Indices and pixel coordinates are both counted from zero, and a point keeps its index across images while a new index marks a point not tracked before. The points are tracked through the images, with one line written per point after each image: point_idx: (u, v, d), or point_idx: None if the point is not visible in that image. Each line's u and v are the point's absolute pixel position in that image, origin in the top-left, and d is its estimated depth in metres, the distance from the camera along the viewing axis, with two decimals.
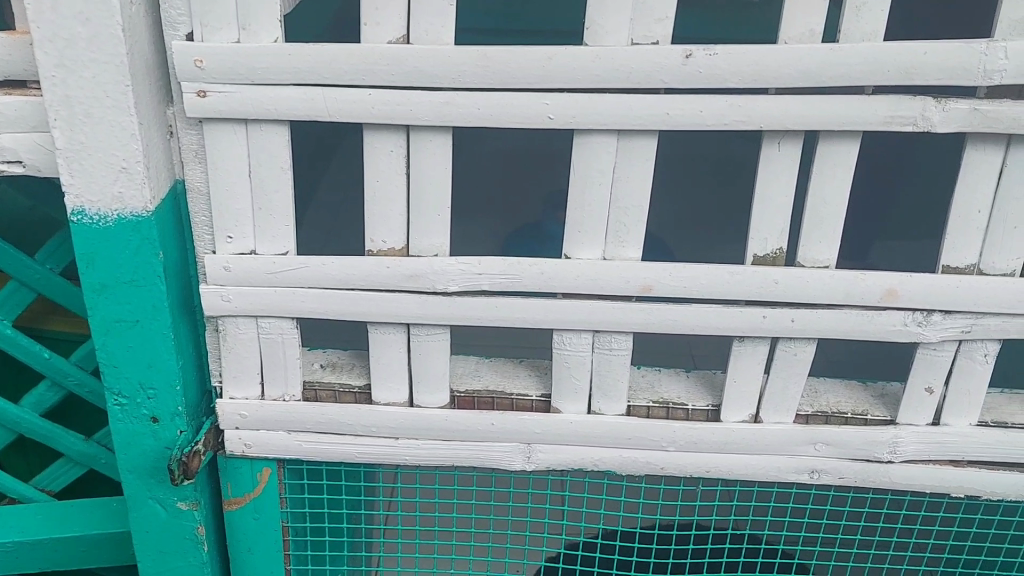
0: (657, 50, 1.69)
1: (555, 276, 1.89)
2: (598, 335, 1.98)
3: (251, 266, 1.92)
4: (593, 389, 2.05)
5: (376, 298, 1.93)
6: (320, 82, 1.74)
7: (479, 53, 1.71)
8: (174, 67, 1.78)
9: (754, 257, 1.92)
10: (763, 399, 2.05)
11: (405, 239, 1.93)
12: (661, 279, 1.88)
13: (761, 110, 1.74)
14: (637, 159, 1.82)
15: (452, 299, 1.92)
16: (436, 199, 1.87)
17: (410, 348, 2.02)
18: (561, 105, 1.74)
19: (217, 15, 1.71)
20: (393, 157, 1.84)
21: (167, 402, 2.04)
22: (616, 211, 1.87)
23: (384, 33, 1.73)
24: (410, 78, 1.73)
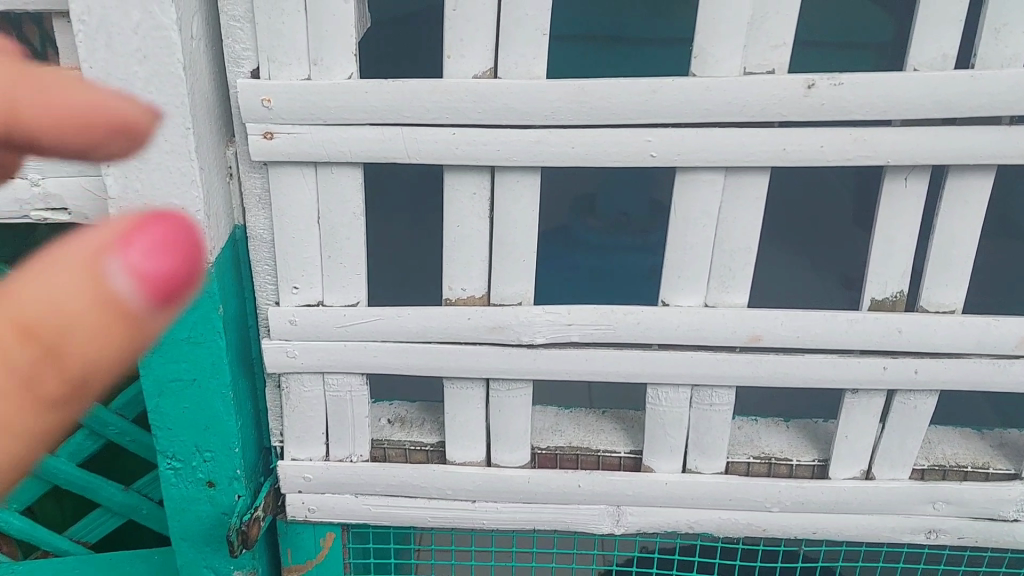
0: (775, 81, 1.52)
1: (653, 326, 1.72)
2: (698, 390, 1.81)
3: (319, 319, 1.75)
4: (689, 444, 1.88)
5: (455, 353, 1.76)
6: (399, 120, 1.57)
7: (575, 87, 1.53)
8: (238, 105, 1.62)
9: (871, 302, 1.75)
10: (876, 454, 1.88)
11: (486, 288, 1.76)
12: (770, 328, 1.71)
13: (888, 144, 1.57)
14: (746, 198, 1.64)
15: (538, 352, 1.75)
16: (522, 244, 1.70)
17: (489, 405, 1.85)
18: (665, 140, 1.57)
19: (285, 49, 1.55)
20: (475, 200, 1.67)
21: (225, 466, 1.88)
22: (721, 255, 1.69)
23: (469, 66, 1.57)
24: (498, 115, 1.56)
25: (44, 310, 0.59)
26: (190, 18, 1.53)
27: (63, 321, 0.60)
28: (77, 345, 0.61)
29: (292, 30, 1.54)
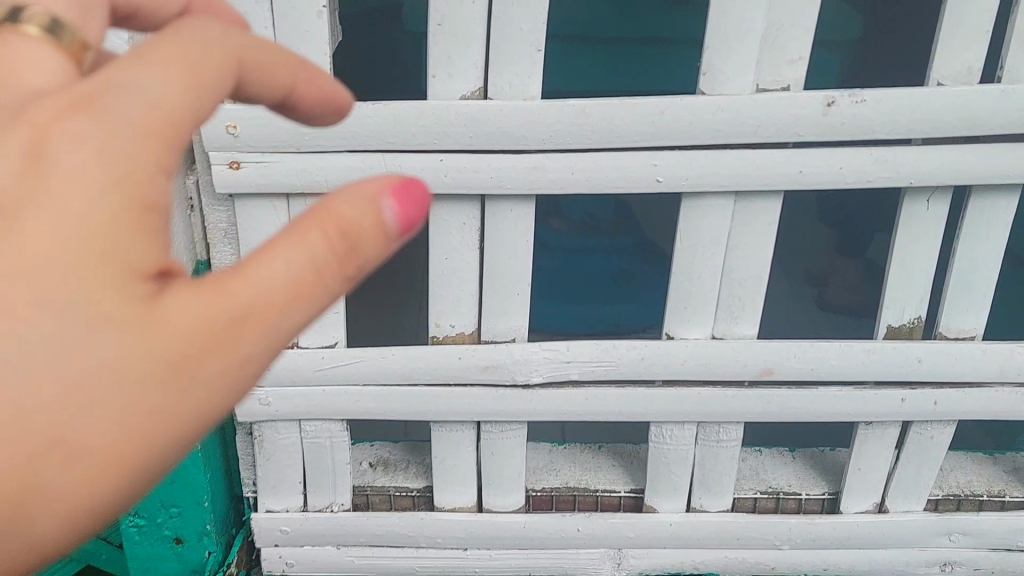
0: (793, 99, 1.39)
1: (658, 362, 1.60)
2: (703, 426, 1.70)
3: (295, 363, 1.59)
4: (693, 482, 1.76)
5: (445, 395, 1.62)
6: (381, 147, 1.42)
7: (575, 108, 1.39)
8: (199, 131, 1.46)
9: (888, 329, 1.64)
10: (890, 486, 1.77)
11: (476, 324, 1.62)
12: (783, 361, 1.60)
13: (911, 165, 1.46)
14: (757, 224, 1.52)
15: (534, 392, 1.62)
16: (516, 277, 1.56)
17: (480, 447, 1.72)
18: (673, 165, 1.44)
19: None
20: (465, 231, 1.53)
21: (194, 521, 1.73)
22: (730, 284, 1.57)
23: (456, 86, 1.42)
24: (491, 140, 1.42)
25: (347, 228, 0.69)
26: None
27: (353, 239, 0.69)
28: (360, 263, 0.70)
29: None
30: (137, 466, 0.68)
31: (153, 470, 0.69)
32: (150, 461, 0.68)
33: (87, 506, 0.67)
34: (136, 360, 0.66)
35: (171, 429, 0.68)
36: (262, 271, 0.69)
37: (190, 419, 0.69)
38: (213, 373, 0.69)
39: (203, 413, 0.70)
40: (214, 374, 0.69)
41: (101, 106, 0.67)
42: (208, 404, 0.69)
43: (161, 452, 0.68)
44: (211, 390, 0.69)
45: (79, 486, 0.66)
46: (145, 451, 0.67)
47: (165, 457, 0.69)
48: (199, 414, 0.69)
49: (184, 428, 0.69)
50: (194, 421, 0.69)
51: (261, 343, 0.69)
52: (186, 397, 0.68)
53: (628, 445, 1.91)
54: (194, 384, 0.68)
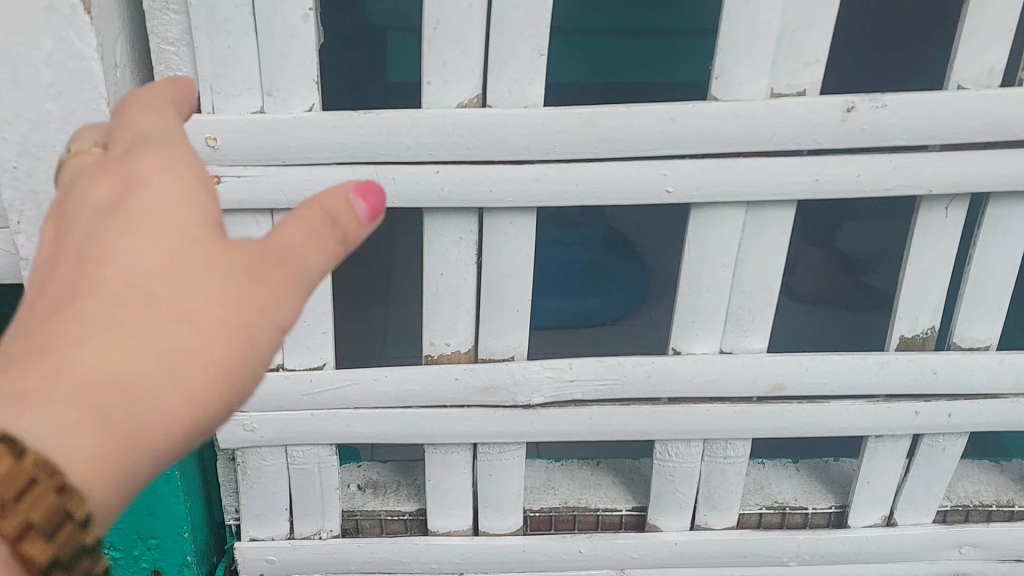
0: (810, 105, 1.31)
1: (665, 379, 1.52)
2: (710, 443, 1.63)
3: (281, 386, 1.50)
4: (697, 499, 1.70)
5: (441, 417, 1.54)
6: (373, 159, 1.33)
7: (581, 116, 1.31)
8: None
9: (900, 339, 1.58)
10: (898, 500, 1.72)
11: (472, 342, 1.53)
12: (794, 375, 1.53)
13: (932, 173, 1.38)
14: (769, 234, 1.45)
15: (535, 413, 1.54)
16: (516, 293, 1.48)
17: (476, 469, 1.64)
18: (684, 175, 1.36)
19: (231, 77, 1.28)
20: (461, 246, 1.44)
21: (174, 553, 1.63)
22: (739, 297, 1.50)
23: (453, 93, 1.32)
24: (491, 150, 1.33)
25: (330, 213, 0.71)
26: (114, 44, 1.25)
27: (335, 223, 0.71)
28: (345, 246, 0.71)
29: (240, 55, 1.27)
30: (220, 371, 0.69)
31: (234, 381, 0.69)
32: (230, 369, 0.69)
33: (175, 404, 0.67)
34: (216, 274, 0.70)
35: (248, 338, 0.70)
36: (283, 229, 0.71)
37: (265, 328, 0.70)
38: (278, 290, 0.70)
39: (274, 329, 0.71)
40: (279, 293, 0.70)
41: (161, 117, 0.78)
42: (280, 315, 0.71)
43: (242, 358, 0.69)
44: (280, 305, 0.70)
45: (165, 378, 0.67)
46: (225, 354, 0.69)
47: (244, 371, 0.70)
48: (273, 323, 0.70)
49: (259, 342, 0.70)
50: (269, 332, 0.70)
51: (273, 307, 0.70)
52: (261, 305, 0.70)
53: (627, 460, 1.85)
54: (264, 300, 0.70)
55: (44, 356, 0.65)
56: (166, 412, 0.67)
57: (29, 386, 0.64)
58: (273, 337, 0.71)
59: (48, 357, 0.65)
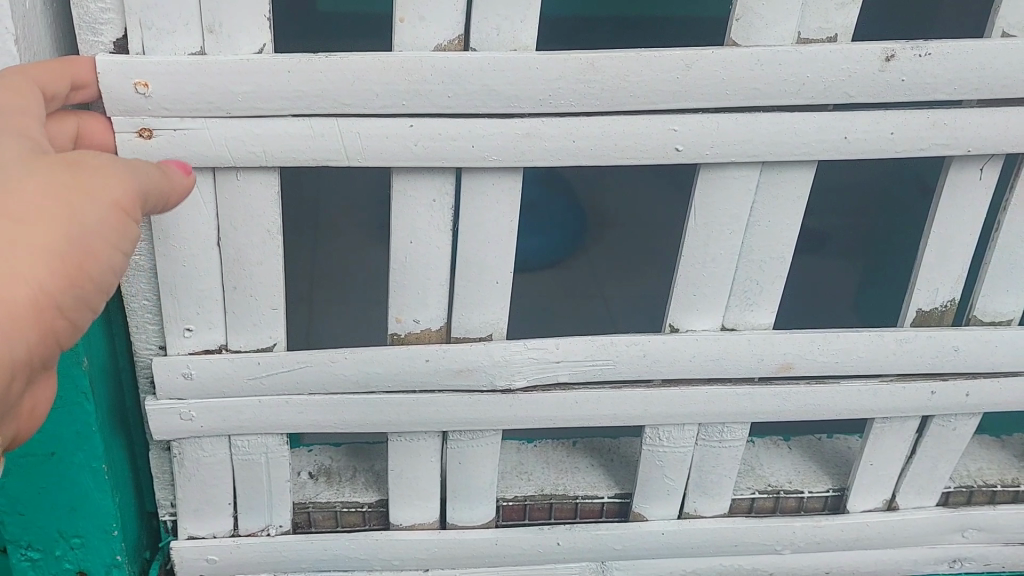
0: (847, 53, 1.13)
1: (662, 360, 1.36)
2: (705, 428, 1.48)
3: (222, 371, 1.30)
4: (687, 486, 1.56)
5: (408, 404, 1.35)
6: (335, 110, 1.12)
7: (581, 61, 1.11)
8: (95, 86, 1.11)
9: (916, 313, 1.44)
10: (902, 482, 1.63)
11: (445, 318, 1.35)
12: (805, 354, 1.38)
13: (973, 132, 1.22)
14: (785, 199, 1.28)
15: (515, 398, 1.36)
16: (496, 262, 1.30)
17: (445, 458, 1.47)
18: (696, 131, 1.17)
19: (164, 9, 1.06)
20: (434, 210, 1.25)
21: (102, 551, 1.43)
22: (747, 269, 1.34)
23: (430, 33, 1.12)
24: (473, 101, 1.13)
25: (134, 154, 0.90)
26: None
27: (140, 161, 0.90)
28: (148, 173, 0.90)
29: None
30: (65, 244, 0.79)
31: (80, 255, 0.80)
32: (73, 241, 0.80)
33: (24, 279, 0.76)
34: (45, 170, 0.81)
35: (84, 213, 0.81)
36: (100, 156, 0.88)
37: (100, 204, 0.82)
38: (102, 177, 0.83)
39: (104, 204, 0.82)
40: (97, 181, 0.83)
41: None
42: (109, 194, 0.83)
43: (81, 232, 0.80)
44: (101, 189, 0.82)
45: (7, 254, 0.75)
46: (65, 229, 0.79)
47: (86, 246, 0.81)
48: (105, 201, 0.82)
49: (89, 219, 0.81)
50: (104, 207, 0.82)
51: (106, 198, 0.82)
52: (92, 185, 0.82)
53: (605, 438, 1.70)
54: (85, 187, 0.82)
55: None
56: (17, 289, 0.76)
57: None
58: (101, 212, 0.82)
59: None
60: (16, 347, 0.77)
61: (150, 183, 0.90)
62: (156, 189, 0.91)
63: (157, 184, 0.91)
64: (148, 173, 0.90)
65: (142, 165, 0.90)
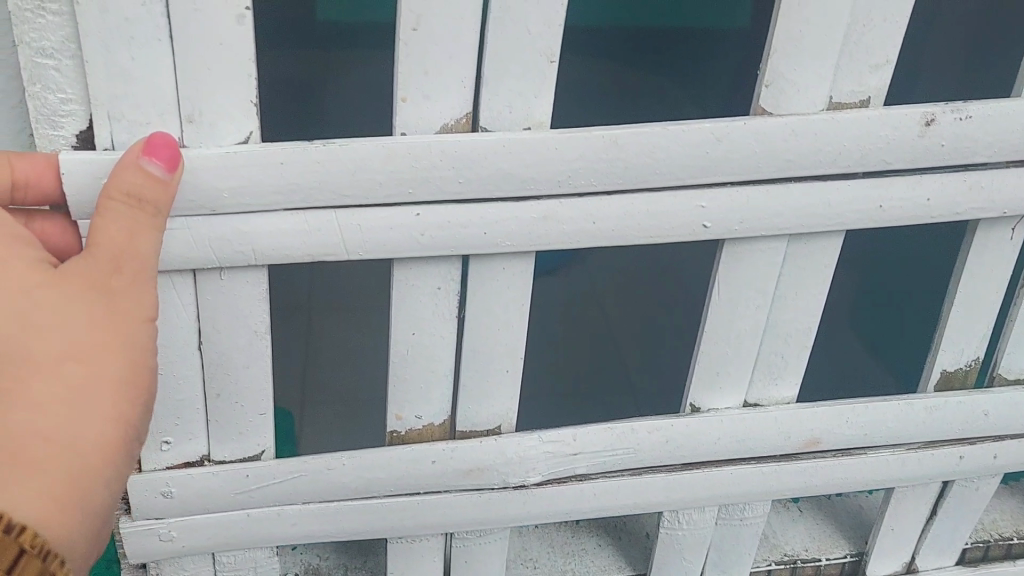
0: (885, 119, 1.05)
1: (684, 444, 1.26)
2: (726, 507, 1.39)
3: (206, 487, 1.16)
4: (706, 565, 1.47)
5: (415, 507, 1.23)
6: (333, 202, 1.00)
7: (604, 139, 1.01)
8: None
9: (940, 375, 1.37)
10: (922, 544, 1.56)
11: (449, 411, 1.23)
12: (833, 427, 1.30)
13: (1010, 194, 1.15)
14: (814, 269, 1.20)
15: (529, 494, 1.25)
16: (506, 350, 1.19)
17: (450, 556, 1.36)
18: (725, 207, 1.08)
19: (134, 98, 0.93)
20: (439, 299, 1.14)
21: None
22: (771, 342, 1.25)
23: (434, 112, 1.01)
24: (485, 186, 1.02)
25: (131, 191, 0.87)
26: None
27: (135, 198, 0.87)
28: (153, 211, 0.89)
29: (147, 70, 0.92)
30: (128, 372, 0.86)
31: (140, 380, 0.87)
32: (133, 369, 0.86)
33: (103, 416, 0.83)
34: (73, 309, 0.83)
35: (131, 343, 0.86)
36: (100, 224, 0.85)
37: (133, 328, 0.87)
38: (130, 301, 0.87)
39: (144, 322, 0.88)
40: (130, 303, 0.87)
41: None
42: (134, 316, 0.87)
43: (138, 359, 0.87)
44: (137, 310, 0.87)
45: (88, 396, 0.83)
46: (123, 363, 0.85)
47: (149, 364, 0.88)
48: (137, 323, 0.87)
49: (139, 342, 0.87)
50: (138, 330, 0.87)
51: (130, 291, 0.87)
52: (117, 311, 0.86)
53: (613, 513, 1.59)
54: (118, 317, 0.86)
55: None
56: (104, 427, 0.83)
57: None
58: (146, 330, 0.88)
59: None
60: (104, 481, 0.84)
61: (142, 236, 0.87)
62: (158, 216, 0.89)
63: (151, 224, 0.89)
64: (145, 221, 0.88)
65: (133, 220, 0.87)
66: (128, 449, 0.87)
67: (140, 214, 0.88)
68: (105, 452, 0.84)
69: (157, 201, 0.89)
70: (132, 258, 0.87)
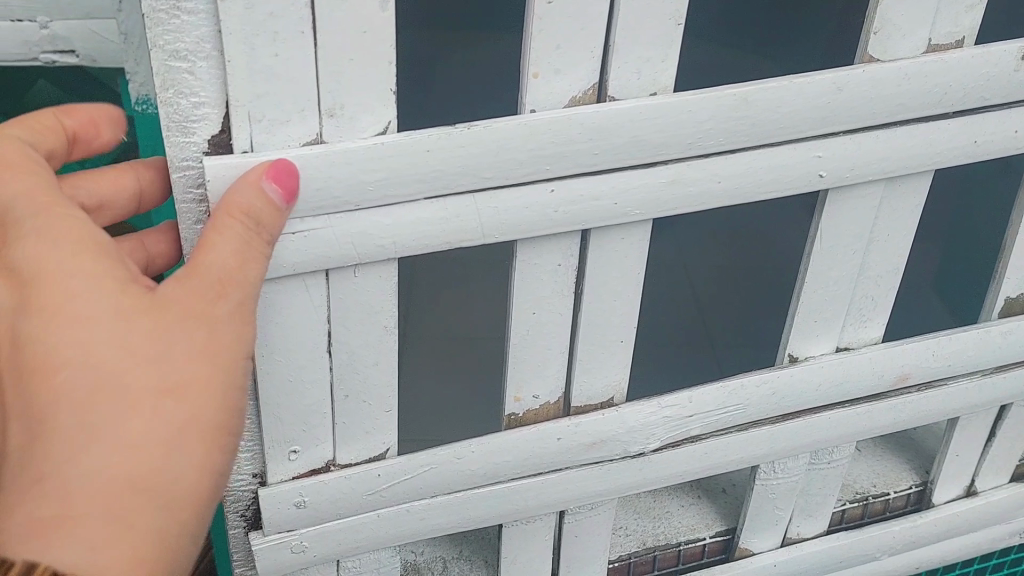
0: (985, 57, 1.09)
1: (789, 394, 1.29)
2: (816, 452, 1.43)
3: (338, 493, 1.14)
4: (792, 511, 1.51)
5: (539, 488, 1.23)
6: (473, 186, 0.98)
7: (735, 98, 1.01)
8: (201, 189, 0.94)
9: (1007, 302, 1.43)
10: (982, 466, 1.63)
11: (563, 389, 1.22)
12: (920, 362, 1.35)
13: None
14: (905, 210, 1.23)
15: (647, 461, 1.26)
16: (622, 320, 1.19)
17: (560, 533, 1.36)
18: (839, 156, 1.10)
19: (276, 97, 0.90)
20: (559, 276, 1.13)
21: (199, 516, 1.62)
22: (863, 286, 1.28)
23: (564, 85, 0.99)
24: (621, 156, 1.01)
25: (245, 210, 0.85)
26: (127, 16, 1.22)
27: (250, 217, 0.85)
28: (263, 232, 0.86)
29: (290, 65, 0.89)
30: (221, 413, 0.81)
31: (231, 422, 0.82)
32: (226, 409, 0.81)
33: (185, 464, 0.78)
34: (171, 337, 0.78)
35: (225, 381, 0.81)
36: (213, 240, 0.82)
37: (228, 361, 0.82)
38: (228, 334, 0.82)
39: (240, 359, 0.83)
40: (229, 336, 0.82)
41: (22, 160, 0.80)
42: (234, 347, 0.82)
43: (226, 400, 0.81)
44: (234, 345, 0.82)
45: (177, 442, 0.77)
46: (215, 403, 0.80)
47: (240, 406, 0.83)
48: (234, 354, 0.82)
49: (233, 379, 0.82)
50: (234, 363, 0.82)
51: (229, 319, 0.82)
52: (213, 344, 0.80)
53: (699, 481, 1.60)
54: (218, 352, 0.81)
55: (45, 471, 0.73)
56: (187, 476, 0.78)
57: (65, 505, 0.72)
58: (240, 366, 0.83)
59: (55, 457, 0.73)
60: (179, 525, 0.79)
61: (248, 254, 0.84)
62: (265, 240, 0.86)
63: (257, 243, 0.85)
64: (252, 238, 0.85)
65: (239, 236, 0.83)
66: (211, 492, 0.82)
67: (251, 238, 0.84)
68: (182, 502, 0.78)
69: (269, 226, 0.87)
70: (235, 286, 0.82)
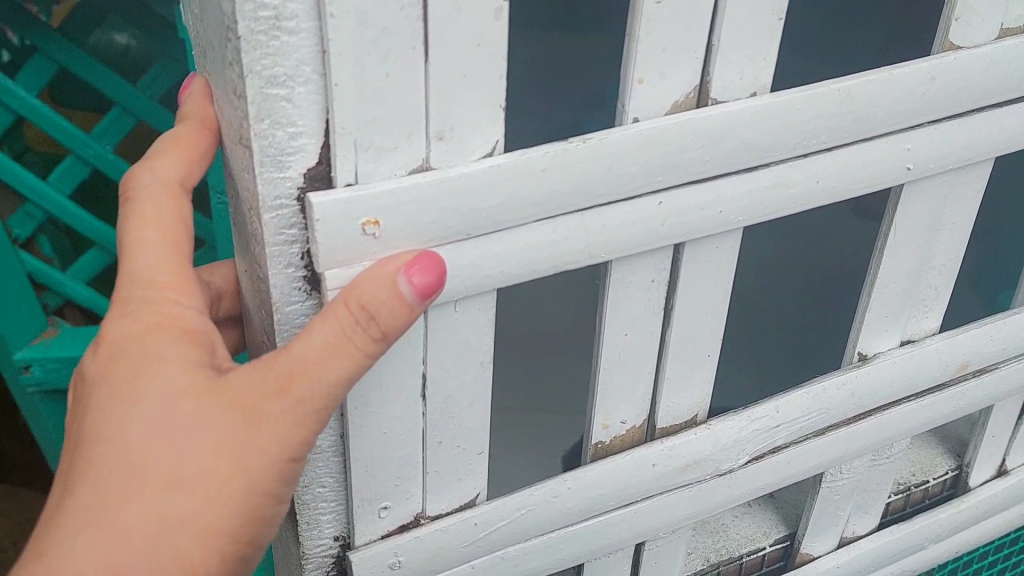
0: None
1: (864, 393, 1.26)
2: (877, 450, 1.40)
3: (430, 547, 1.05)
4: (850, 510, 1.48)
5: (630, 517, 1.16)
6: (584, 205, 0.91)
7: (838, 93, 0.97)
8: (295, 228, 0.84)
9: None
10: (1013, 445, 1.63)
11: (648, 410, 1.16)
12: (979, 349, 1.34)
13: None
14: (971, 197, 1.21)
15: (732, 477, 1.21)
16: (708, 334, 1.13)
17: (637, 561, 1.29)
18: (926, 146, 1.07)
19: (384, 123, 0.81)
20: (651, 293, 1.05)
21: None
22: (928, 276, 1.26)
23: (668, 90, 0.93)
24: (728, 162, 0.95)
25: (362, 302, 0.76)
26: None
27: (360, 312, 0.76)
28: (378, 331, 0.76)
29: (400, 87, 0.80)
30: (236, 512, 0.78)
31: (245, 523, 0.79)
32: (247, 507, 0.79)
33: (183, 556, 0.77)
34: (209, 429, 0.76)
35: (252, 483, 0.78)
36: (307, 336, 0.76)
37: (264, 464, 0.78)
38: (273, 438, 0.77)
39: (281, 461, 0.78)
40: (273, 439, 0.77)
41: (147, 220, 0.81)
42: (275, 452, 0.77)
43: (248, 500, 0.78)
44: (276, 449, 0.77)
45: (182, 533, 0.76)
46: (235, 502, 0.78)
47: (262, 508, 0.80)
48: (274, 457, 0.78)
49: (265, 482, 0.78)
50: (273, 466, 0.78)
51: (281, 426, 0.77)
52: (252, 445, 0.77)
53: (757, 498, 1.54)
54: (254, 455, 0.77)
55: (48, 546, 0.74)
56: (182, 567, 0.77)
57: None
58: (279, 467, 0.79)
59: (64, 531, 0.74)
60: None
61: (338, 355, 0.76)
62: (372, 343, 0.77)
63: (355, 345, 0.76)
64: (350, 341, 0.76)
65: (335, 334, 0.76)
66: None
67: (350, 337, 0.76)
68: None
69: (391, 325, 0.77)
70: (304, 386, 0.76)
